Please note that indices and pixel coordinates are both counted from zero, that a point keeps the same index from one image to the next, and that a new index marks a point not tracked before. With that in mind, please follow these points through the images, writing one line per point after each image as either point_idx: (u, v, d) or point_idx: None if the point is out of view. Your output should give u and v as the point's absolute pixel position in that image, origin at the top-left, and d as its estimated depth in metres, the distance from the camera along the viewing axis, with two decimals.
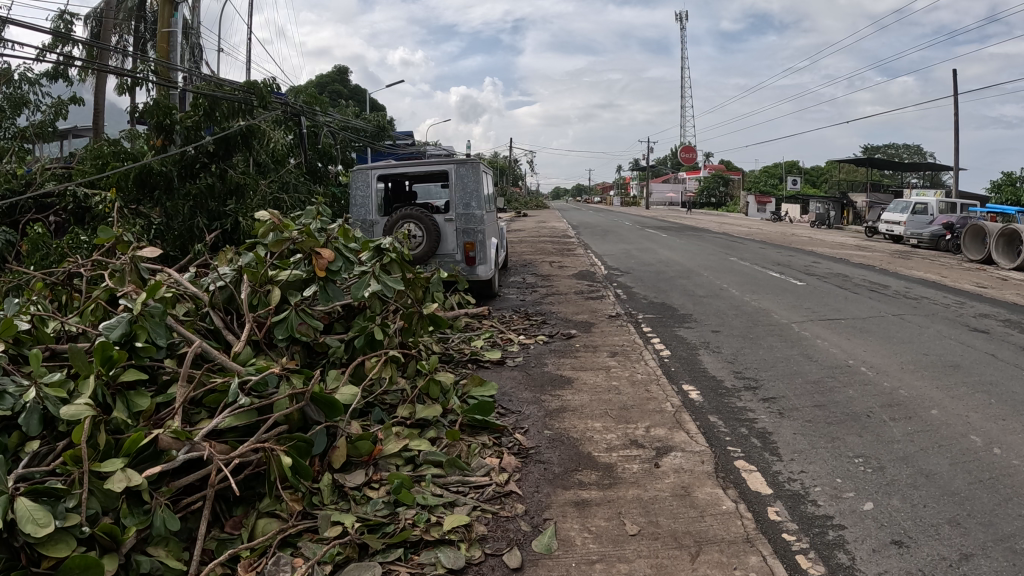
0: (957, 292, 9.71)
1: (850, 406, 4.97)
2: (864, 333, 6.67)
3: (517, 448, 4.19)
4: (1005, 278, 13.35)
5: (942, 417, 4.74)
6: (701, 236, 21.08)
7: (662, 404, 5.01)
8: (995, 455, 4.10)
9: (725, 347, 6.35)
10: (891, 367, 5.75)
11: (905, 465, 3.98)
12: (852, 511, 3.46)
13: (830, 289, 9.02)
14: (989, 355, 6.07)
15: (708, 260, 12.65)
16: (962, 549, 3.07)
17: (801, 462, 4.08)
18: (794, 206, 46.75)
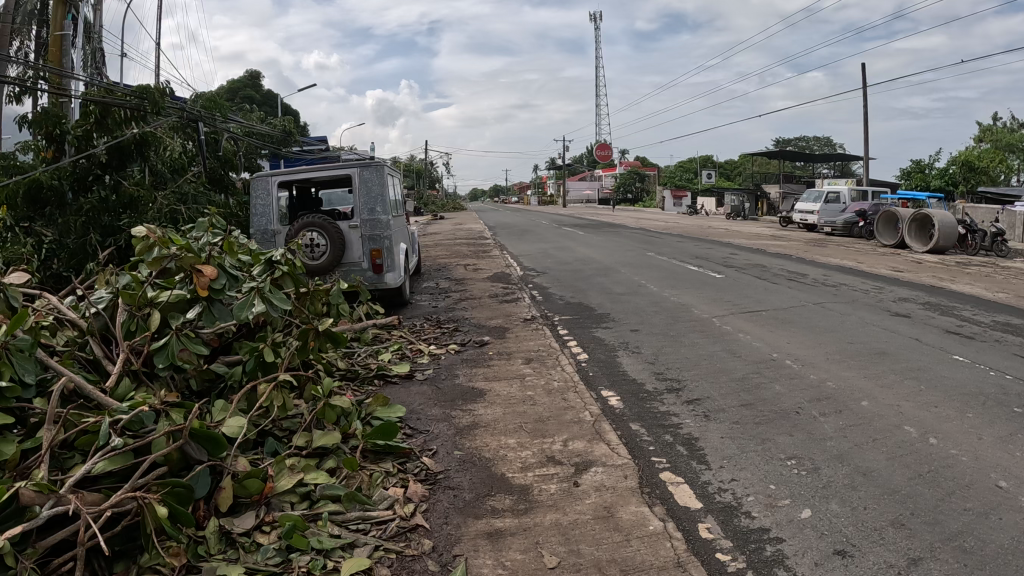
0: (871, 277, 10.05)
1: (778, 402, 5.21)
2: (787, 324, 6.81)
3: (424, 474, 4.37)
4: (920, 261, 13.90)
5: (874, 408, 4.96)
6: (619, 231, 21.26)
7: (580, 414, 5.18)
8: (931, 446, 4.40)
9: (645, 346, 6.35)
10: (816, 358, 5.89)
11: (841, 464, 4.31)
12: (790, 520, 3.78)
13: (750, 280, 9.19)
14: (913, 340, 6.27)
15: (627, 255, 12.81)
16: (911, 553, 3.39)
17: (732, 470, 4.40)
18: (710, 198, 47.79)
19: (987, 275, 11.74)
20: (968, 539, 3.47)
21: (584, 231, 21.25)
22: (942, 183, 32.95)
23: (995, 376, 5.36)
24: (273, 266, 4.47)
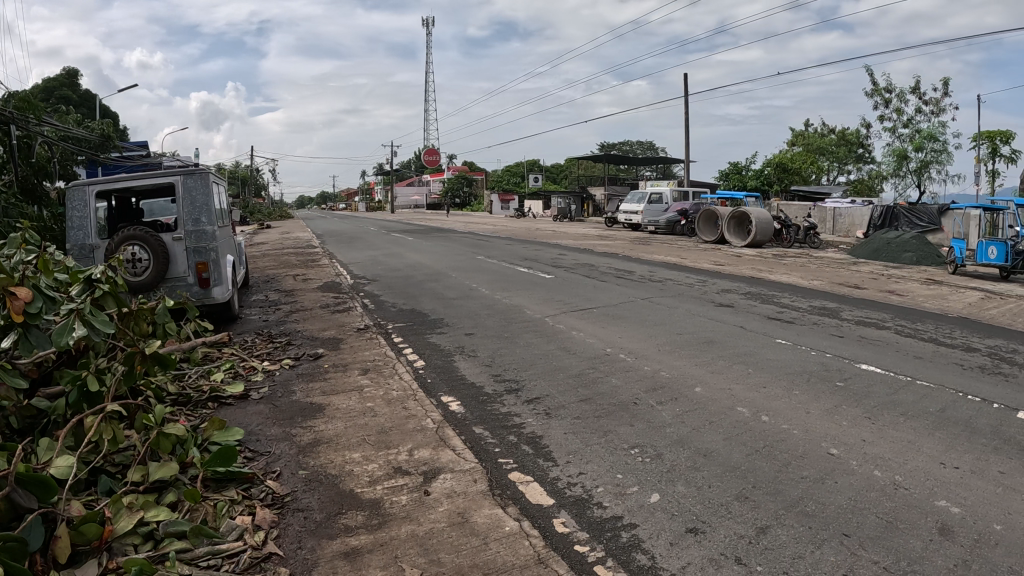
0: (691, 271, 10.77)
1: (615, 394, 5.45)
2: (618, 319, 7.12)
3: (271, 499, 4.13)
4: (738, 255, 15.10)
5: (707, 394, 5.33)
6: (453, 236, 21.54)
7: (422, 422, 5.11)
8: (763, 423, 4.79)
9: (481, 350, 6.38)
10: (648, 350, 6.23)
11: (682, 448, 4.56)
12: (640, 506, 3.95)
13: (579, 279, 9.53)
14: (738, 327, 6.79)
15: (458, 259, 12.87)
16: (758, 523, 3.65)
17: (578, 463, 4.52)
18: (536, 202, 49.41)
19: (801, 267, 13.06)
20: (809, 504, 3.79)
21: (417, 237, 21.35)
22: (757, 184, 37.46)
23: (816, 356, 5.95)
24: (92, 284, 4.03)
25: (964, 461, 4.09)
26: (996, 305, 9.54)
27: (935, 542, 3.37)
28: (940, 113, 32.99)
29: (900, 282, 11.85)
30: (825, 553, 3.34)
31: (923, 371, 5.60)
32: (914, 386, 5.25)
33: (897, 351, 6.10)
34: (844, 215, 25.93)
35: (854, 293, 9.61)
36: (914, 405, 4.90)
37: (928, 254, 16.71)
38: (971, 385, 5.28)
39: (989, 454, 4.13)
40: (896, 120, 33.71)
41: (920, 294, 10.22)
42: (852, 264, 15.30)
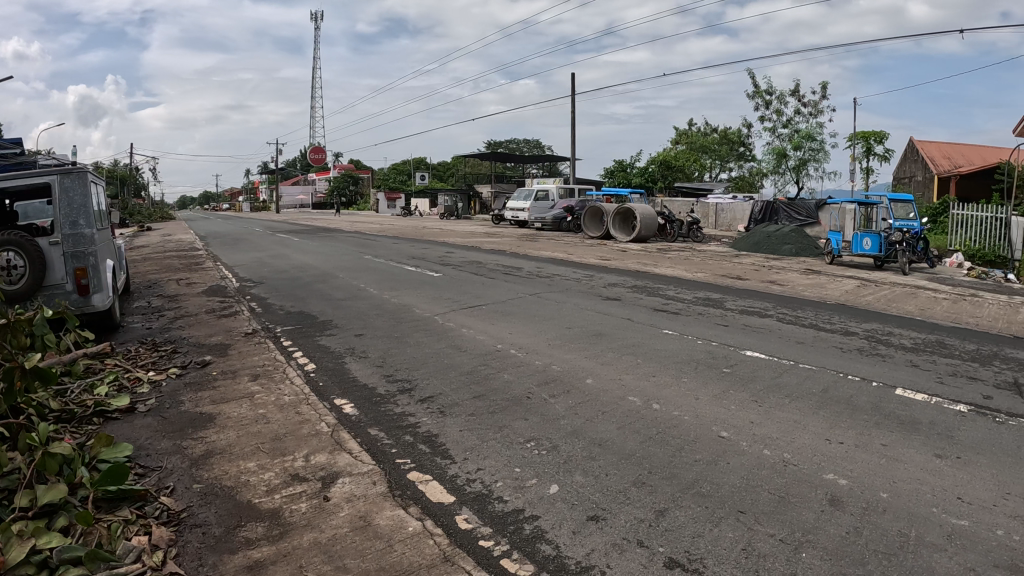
0: (579, 267, 11.03)
1: (508, 389, 5.50)
2: (507, 316, 7.20)
3: (167, 516, 3.88)
4: (622, 250, 15.63)
5: (598, 384, 5.48)
6: (339, 236, 21.16)
7: (317, 426, 4.95)
8: (655, 411, 4.98)
9: (371, 351, 6.27)
10: (539, 345, 6.34)
11: (577, 439, 4.67)
12: (540, 498, 3.99)
13: (468, 276, 9.55)
14: (625, 321, 7.03)
15: (346, 259, 12.63)
16: (656, 507, 3.78)
17: (475, 460, 4.52)
18: (421, 200, 49.15)
19: (685, 261, 13.64)
20: (704, 485, 3.96)
21: (301, 237, 20.87)
22: (642, 182, 39.42)
23: (702, 344, 6.25)
24: None
25: (847, 437, 4.39)
26: (869, 293, 10.37)
27: (826, 512, 3.57)
28: (817, 115, 35.20)
29: (780, 272, 12.60)
30: (724, 530, 3.48)
31: (804, 355, 6.03)
32: (796, 368, 5.64)
33: (781, 338, 6.57)
34: (726, 211, 27.59)
35: (736, 284, 10.14)
36: (797, 386, 5.24)
37: (806, 247, 17.98)
38: (850, 366, 5.77)
39: (870, 429, 4.47)
40: (776, 120, 35.70)
41: (798, 283, 10.90)
42: (733, 257, 16.13)
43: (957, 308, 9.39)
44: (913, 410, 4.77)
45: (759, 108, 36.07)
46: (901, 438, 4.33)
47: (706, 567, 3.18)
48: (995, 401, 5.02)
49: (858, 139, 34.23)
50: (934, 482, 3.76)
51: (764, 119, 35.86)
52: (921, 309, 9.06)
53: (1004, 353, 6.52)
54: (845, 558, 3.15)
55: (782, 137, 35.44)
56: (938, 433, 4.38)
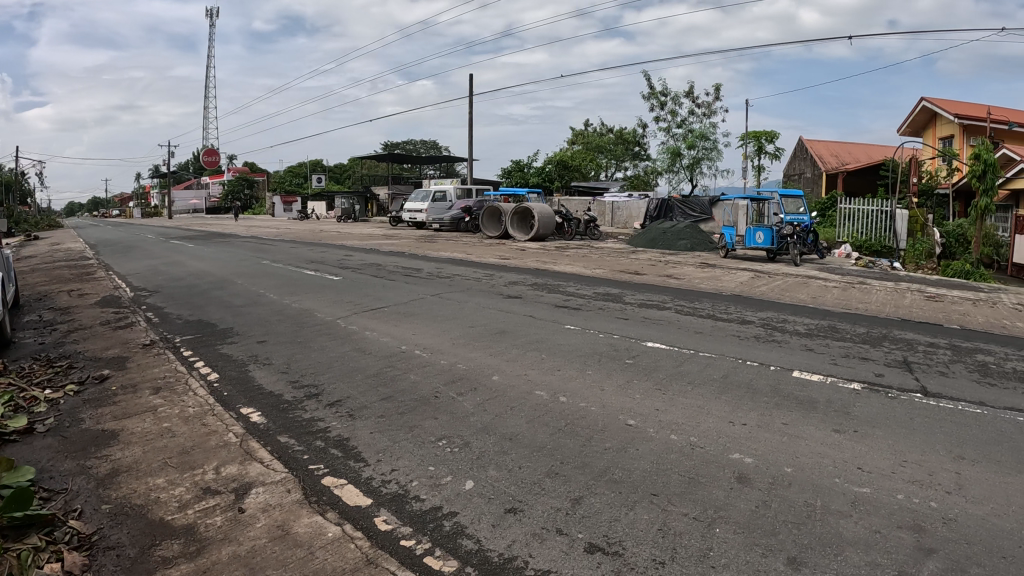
0: (480, 267, 11.13)
1: (415, 389, 5.28)
2: (409, 317, 7.18)
3: (77, 541, 3.43)
4: (521, 249, 15.91)
5: (504, 380, 5.44)
6: (233, 240, 20.53)
7: (224, 436, 4.59)
8: (563, 404, 4.92)
9: (275, 357, 6.12)
10: (443, 344, 6.35)
11: (487, 436, 4.31)
12: (457, 493, 3.53)
13: (367, 279, 9.43)
14: (526, 318, 7.17)
15: (244, 264, 12.27)
16: (572, 495, 3.46)
17: (388, 461, 4.01)
18: (319, 204, 48.14)
19: (584, 257, 14.01)
20: (616, 472, 3.73)
21: (195, 242, 20.14)
22: (538, 180, 39.92)
23: (604, 338, 6.47)
24: None
25: (750, 418, 4.60)
26: (763, 284, 10.96)
27: (736, 489, 3.54)
28: (711, 115, 36.55)
29: (677, 266, 13.12)
30: (640, 513, 3.27)
31: (703, 344, 6.35)
32: (697, 357, 5.94)
33: (680, 328, 6.90)
34: (621, 208, 28.50)
35: (634, 279, 10.47)
36: (698, 373, 5.53)
37: (701, 242, 18.84)
38: (750, 353, 6.12)
39: (771, 409, 4.76)
40: (671, 120, 36.82)
41: (694, 277, 11.39)
42: (634, 253, 16.64)
43: (846, 296, 10.03)
44: (810, 390, 5.16)
45: (653, 110, 37.13)
46: (801, 416, 4.64)
47: (627, 550, 2.96)
48: (885, 377, 5.55)
49: (751, 139, 35.77)
50: (835, 455, 4.01)
51: (659, 119, 36.93)
52: (814, 298, 9.67)
53: (887, 335, 7.12)
54: (756, 530, 3.13)
55: (676, 137, 36.56)
56: (835, 410, 4.76)
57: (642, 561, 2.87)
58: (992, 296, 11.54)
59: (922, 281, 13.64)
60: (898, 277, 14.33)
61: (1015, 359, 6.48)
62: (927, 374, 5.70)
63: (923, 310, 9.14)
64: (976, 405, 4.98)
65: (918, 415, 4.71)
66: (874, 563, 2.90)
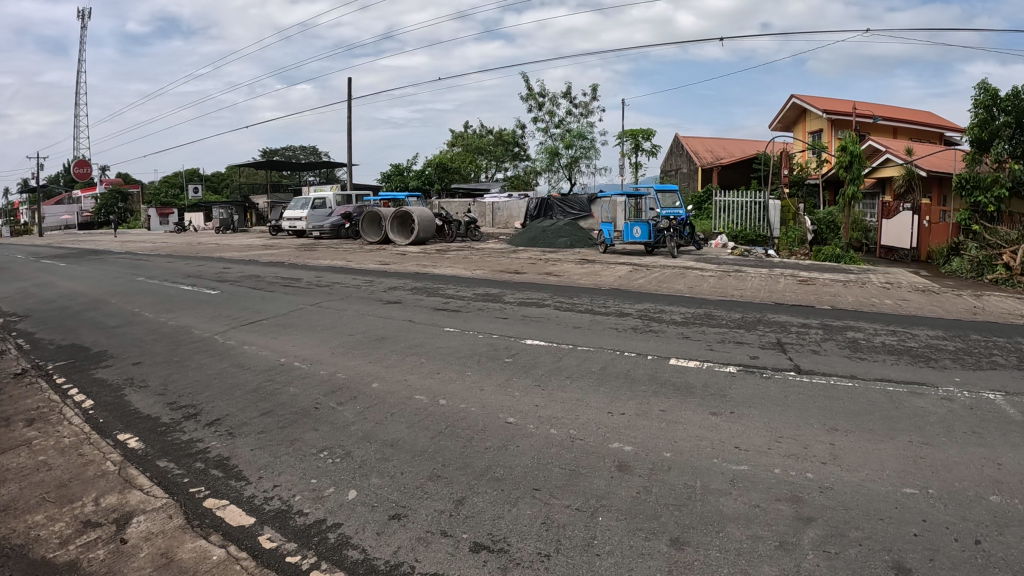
0: (361, 274, 11.00)
1: (295, 402, 5.06)
2: (289, 329, 7.01)
3: None
4: (403, 253, 15.79)
5: (384, 386, 5.32)
6: (106, 257, 19.57)
7: (102, 466, 4.32)
8: (442, 406, 4.80)
9: (151, 379, 5.85)
10: (322, 354, 6.20)
11: (368, 443, 4.18)
12: (340, 505, 3.42)
13: (246, 291, 9.17)
14: (406, 323, 7.12)
15: (117, 282, 11.72)
16: (454, 496, 3.41)
17: (271, 477, 3.85)
18: (198, 215, 46.48)
19: (465, 259, 14.04)
20: (498, 470, 3.70)
21: (67, 261, 19.14)
22: (419, 184, 39.76)
23: (482, 338, 6.49)
24: None
25: (627, 408, 4.66)
26: (640, 277, 11.24)
27: (617, 477, 3.59)
28: (588, 115, 37.15)
29: (556, 263, 13.31)
30: (523, 509, 3.26)
31: (582, 338, 6.45)
32: (575, 351, 6.03)
33: (559, 324, 6.99)
34: (501, 208, 28.78)
35: (515, 279, 10.57)
36: (577, 367, 5.60)
37: (579, 239, 19.34)
38: (628, 344, 6.25)
39: (649, 397, 4.85)
40: (550, 120, 37.10)
41: (573, 273, 11.57)
42: (513, 252, 16.75)
43: (722, 284, 10.42)
44: (687, 375, 5.32)
45: (531, 110, 37.29)
46: (678, 402, 4.75)
47: (512, 545, 2.94)
48: (760, 359, 5.77)
49: (627, 137, 36.63)
50: (712, 436, 4.12)
51: (537, 120, 37.18)
52: (690, 287, 9.98)
53: (762, 319, 7.42)
54: (638, 515, 3.18)
55: (555, 137, 36.95)
56: (711, 393, 4.90)
57: (527, 555, 2.85)
58: (859, 277, 12.20)
59: (795, 266, 14.28)
60: (771, 264, 14.99)
61: (881, 334, 6.87)
62: (801, 353, 5.97)
63: (794, 294, 9.56)
64: (847, 378, 5.28)
65: (790, 392, 4.93)
66: (755, 536, 2.99)
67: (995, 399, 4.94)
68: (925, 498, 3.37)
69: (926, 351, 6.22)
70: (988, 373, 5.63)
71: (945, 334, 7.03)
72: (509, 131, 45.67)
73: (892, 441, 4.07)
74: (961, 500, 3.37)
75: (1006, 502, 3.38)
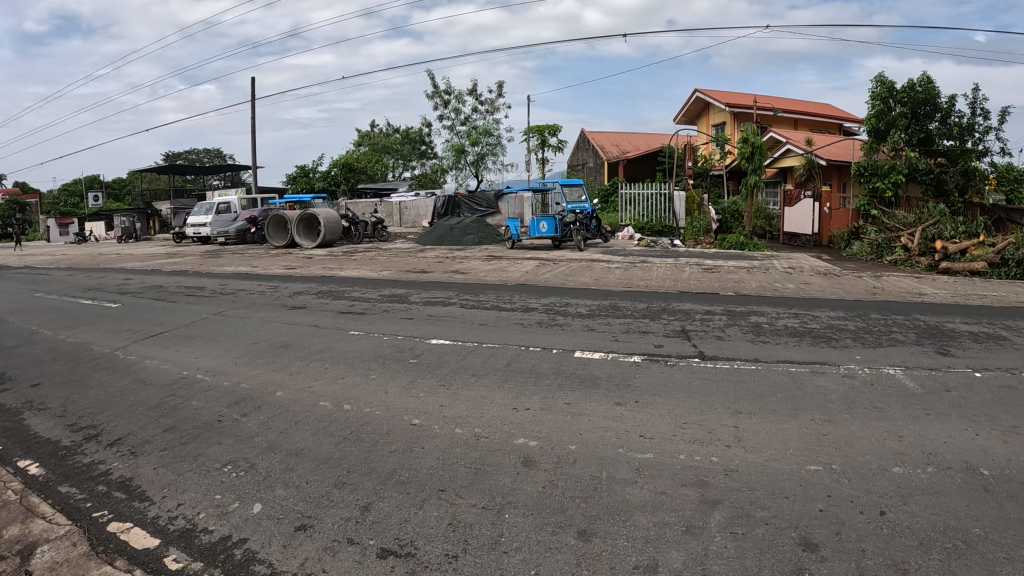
0: (266, 279, 10.76)
1: (198, 416, 4.89)
2: (192, 340, 6.79)
3: None
4: (309, 257, 15.50)
5: (289, 394, 5.20)
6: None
7: (2, 495, 4.00)
8: (347, 411, 4.71)
9: (50, 401, 5.56)
10: (225, 365, 6.02)
11: (272, 453, 4.07)
12: (245, 519, 3.31)
13: (147, 303, 8.85)
14: (311, 328, 6.99)
15: (8, 300, 11.15)
16: (360, 503, 3.35)
17: (175, 496, 3.70)
18: (97, 225, 44.67)
19: (372, 260, 13.90)
20: (403, 473, 3.64)
21: None
22: (325, 185, 39.39)
23: (388, 340, 6.42)
24: None
25: (532, 402, 4.66)
26: (547, 271, 11.31)
27: (521, 472, 3.58)
28: (495, 112, 37.18)
29: (464, 261, 13.30)
30: (429, 511, 3.21)
31: (488, 335, 6.44)
32: (480, 349, 6.02)
33: (465, 322, 6.97)
34: (409, 207, 28.70)
35: (422, 278, 10.53)
36: (482, 365, 5.58)
37: (487, 235, 19.46)
38: (533, 339, 6.27)
39: (554, 391, 4.87)
40: (454, 117, 36.96)
41: (481, 270, 11.56)
42: (418, 252, 16.63)
43: (628, 275, 10.58)
44: (592, 367, 5.36)
45: (437, 109, 37.06)
46: (583, 394, 4.78)
47: (420, 549, 2.89)
48: (664, 347, 5.85)
49: (534, 133, 36.85)
50: (617, 426, 4.16)
51: (443, 117, 36.98)
52: (596, 280, 10.09)
53: (667, 307, 7.56)
54: (545, 510, 3.17)
55: (460, 134, 36.83)
56: (616, 384, 4.95)
57: (435, 558, 2.81)
58: (762, 263, 12.56)
59: (699, 255, 14.62)
60: (676, 253, 15.31)
61: (784, 317, 7.06)
62: (705, 339, 6.09)
63: (699, 282, 9.76)
64: (750, 362, 5.41)
65: (696, 378, 5.02)
66: (662, 522, 3.02)
67: (895, 374, 5.16)
68: (828, 474, 3.46)
69: (828, 332, 6.42)
70: (886, 350, 5.84)
71: (845, 314, 7.27)
72: (416, 129, 45.35)
73: (795, 421, 4.17)
74: (865, 473, 3.48)
75: (907, 473, 3.51)
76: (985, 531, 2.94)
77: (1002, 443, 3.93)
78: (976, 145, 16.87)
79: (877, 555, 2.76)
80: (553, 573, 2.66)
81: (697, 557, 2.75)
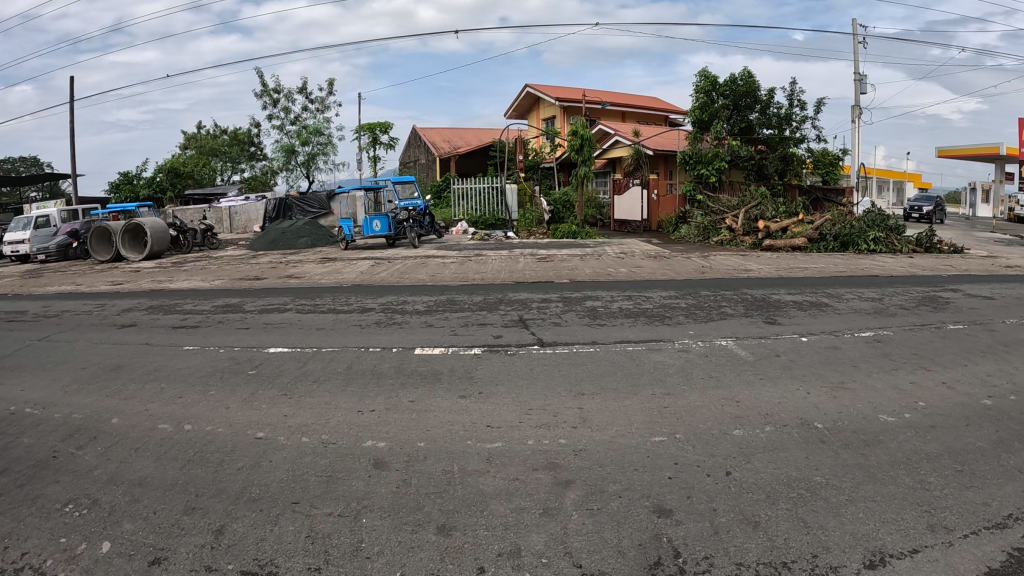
0: (90, 298, 10.15)
1: (28, 453, 4.53)
2: (15, 371, 6.29)
3: None
4: (137, 271, 14.65)
5: (126, 420, 4.93)
6: None
7: None
8: (188, 432, 4.54)
9: None
10: (54, 396, 5.62)
11: (114, 486, 3.86)
12: (95, 560, 3.09)
13: None
14: (144, 346, 6.68)
15: None
16: (213, 526, 3.26)
17: (16, 544, 3.31)
18: None
19: (203, 270, 13.38)
20: (254, 489, 3.57)
21: None
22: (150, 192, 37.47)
23: (224, 353, 6.22)
24: None
25: (377, 403, 4.65)
26: (383, 270, 11.23)
27: (373, 475, 3.59)
28: (326, 110, 36.38)
29: (297, 265, 13.04)
30: (284, 525, 3.17)
31: (326, 339, 6.36)
32: (320, 354, 5.94)
33: (303, 328, 6.85)
34: (239, 212, 27.97)
35: (253, 285, 10.28)
36: (323, 370, 5.51)
37: (320, 237, 19.25)
38: (373, 339, 6.25)
39: (398, 389, 4.88)
40: (284, 117, 35.87)
41: (316, 273, 11.35)
42: (249, 259, 16.07)
43: (464, 269, 10.72)
44: (434, 363, 5.41)
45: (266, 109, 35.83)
46: (427, 390, 4.80)
47: (281, 565, 2.85)
48: (504, 337, 5.98)
49: (366, 130, 36.42)
50: (464, 419, 4.23)
51: (272, 117, 35.73)
52: (432, 275, 10.16)
53: (504, 298, 7.71)
54: (402, 510, 3.19)
55: (290, 133, 35.81)
56: (458, 377, 5.03)
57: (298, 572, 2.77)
58: (595, 250, 13.00)
59: (535, 245, 14.99)
60: (510, 244, 15.63)
61: (618, 299, 7.35)
62: (544, 326, 6.27)
63: (535, 271, 10.00)
64: (588, 345, 5.61)
65: (537, 365, 5.17)
66: (519, 508, 3.11)
67: (726, 344, 5.49)
68: (672, 443, 3.67)
69: (661, 310, 6.74)
70: (717, 323, 6.21)
71: (676, 292, 7.66)
72: (243, 130, 43.76)
73: (637, 397, 4.38)
74: (706, 439, 3.70)
75: (746, 434, 3.76)
76: (825, 478, 3.23)
77: (830, 398, 4.29)
78: (794, 132, 18.17)
79: (728, 512, 2.97)
80: (417, 572, 2.69)
81: (557, 537, 2.85)
